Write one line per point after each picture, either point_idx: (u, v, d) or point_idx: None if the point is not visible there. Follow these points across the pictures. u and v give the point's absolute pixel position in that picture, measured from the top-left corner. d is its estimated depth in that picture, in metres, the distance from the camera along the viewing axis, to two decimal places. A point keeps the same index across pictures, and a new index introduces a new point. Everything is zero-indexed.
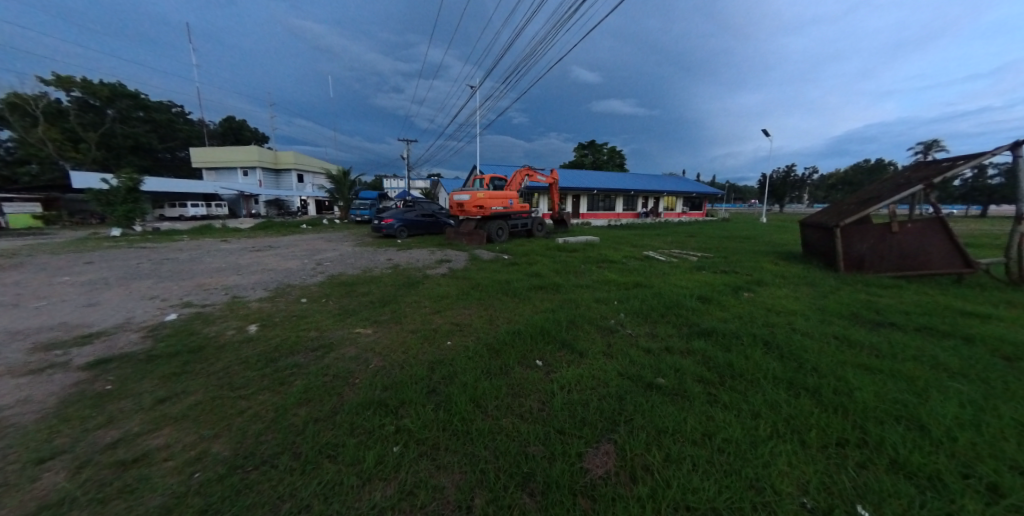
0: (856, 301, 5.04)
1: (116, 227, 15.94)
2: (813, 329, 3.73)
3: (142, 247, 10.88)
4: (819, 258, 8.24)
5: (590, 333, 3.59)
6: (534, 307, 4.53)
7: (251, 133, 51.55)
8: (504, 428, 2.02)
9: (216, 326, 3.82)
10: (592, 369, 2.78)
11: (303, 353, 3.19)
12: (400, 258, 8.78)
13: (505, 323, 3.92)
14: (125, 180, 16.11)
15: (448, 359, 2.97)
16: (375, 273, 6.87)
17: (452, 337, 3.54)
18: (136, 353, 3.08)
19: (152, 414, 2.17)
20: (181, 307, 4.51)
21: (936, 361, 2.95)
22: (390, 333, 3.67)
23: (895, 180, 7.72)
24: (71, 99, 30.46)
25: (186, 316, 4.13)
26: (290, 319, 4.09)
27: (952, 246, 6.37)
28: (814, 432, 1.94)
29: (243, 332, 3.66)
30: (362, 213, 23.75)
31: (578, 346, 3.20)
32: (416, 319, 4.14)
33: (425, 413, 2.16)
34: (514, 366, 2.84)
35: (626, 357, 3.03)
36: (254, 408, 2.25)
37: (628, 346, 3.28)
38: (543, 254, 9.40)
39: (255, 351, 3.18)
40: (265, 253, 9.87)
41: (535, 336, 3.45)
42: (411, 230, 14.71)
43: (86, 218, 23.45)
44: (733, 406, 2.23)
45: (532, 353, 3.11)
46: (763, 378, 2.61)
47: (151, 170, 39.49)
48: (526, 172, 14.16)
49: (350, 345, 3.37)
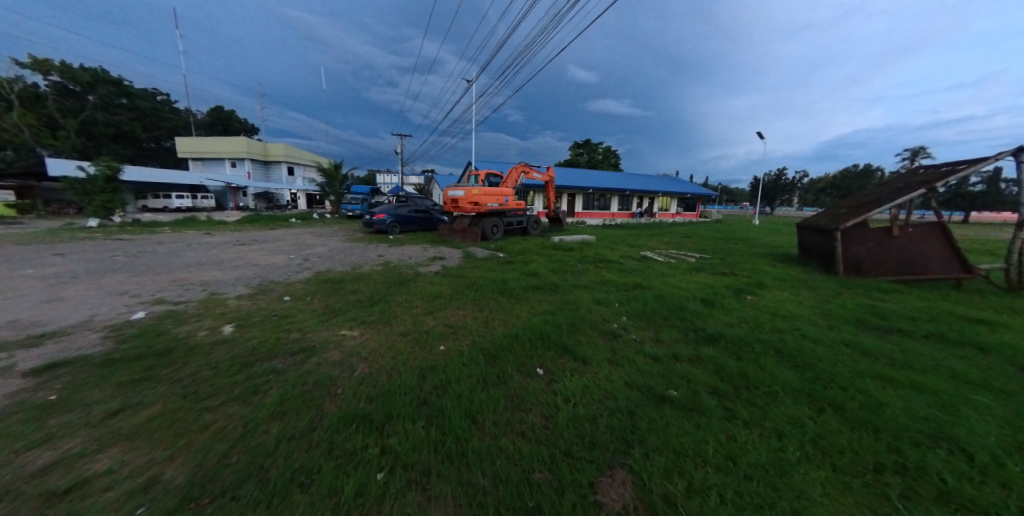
0: (860, 306, 4.94)
1: (93, 217, 15.09)
2: (823, 336, 3.59)
3: (119, 239, 10.45)
4: (815, 260, 8.10)
5: (592, 338, 3.39)
6: (532, 308, 4.33)
7: (241, 126, 50.55)
8: (504, 449, 1.80)
9: (187, 326, 3.50)
10: (597, 378, 2.58)
11: (282, 356, 2.94)
12: (391, 255, 8.44)
13: (501, 325, 3.70)
14: (103, 169, 15.32)
15: (441, 365, 2.74)
16: (366, 270, 6.56)
17: (446, 341, 3.29)
18: (93, 355, 2.78)
19: (100, 430, 1.89)
20: (152, 304, 4.17)
21: (955, 371, 2.83)
22: (378, 335, 3.43)
23: (895, 184, 7.69)
24: (49, 84, 29.47)
25: (156, 314, 3.80)
26: (269, 318, 3.80)
27: (950, 251, 6.36)
28: (845, 456, 1.78)
29: (217, 333, 3.36)
30: (354, 208, 23.27)
31: (580, 352, 2.98)
32: (406, 319, 3.89)
33: (417, 430, 1.92)
34: (513, 374, 2.63)
35: (632, 365, 2.83)
36: (220, 423, 2.00)
37: (634, 352, 3.08)
38: (539, 253, 9.19)
39: (229, 354, 2.92)
40: (249, 247, 9.46)
41: (534, 340, 3.24)
42: (404, 226, 14.37)
43: (63, 208, 22.65)
44: (753, 422, 2.08)
45: (531, 359, 2.89)
46: (778, 388, 2.46)
47: (134, 160, 38.27)
48: (521, 168, 13.95)
49: (333, 348, 3.12)
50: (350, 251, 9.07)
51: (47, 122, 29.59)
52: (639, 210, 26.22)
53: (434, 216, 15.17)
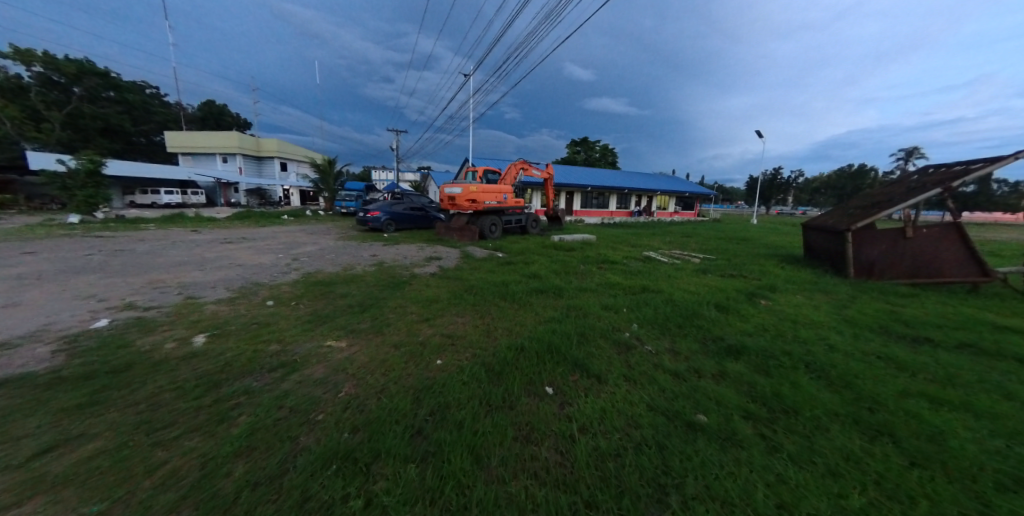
0: (880, 312, 4.69)
1: (75, 213, 14.57)
2: (852, 348, 3.32)
3: (100, 236, 9.99)
4: (824, 262, 7.91)
5: (604, 350, 3.08)
6: (537, 314, 4.03)
7: (234, 120, 49.63)
8: (514, 498, 1.50)
9: (154, 336, 3.14)
10: (614, 400, 2.28)
11: (258, 374, 2.60)
12: (385, 254, 8.09)
13: (504, 335, 3.38)
14: (85, 162, 14.76)
15: (439, 385, 2.43)
16: (358, 271, 6.22)
17: (444, 354, 2.97)
18: (38, 373, 2.43)
19: (23, 475, 1.56)
20: (119, 310, 3.80)
21: (1005, 389, 2.57)
22: (368, 348, 3.09)
23: (907, 184, 7.46)
24: (33, 75, 28.60)
25: (122, 322, 3.44)
26: (248, 327, 3.45)
27: (967, 253, 6.13)
28: (920, 503, 1.50)
29: (186, 345, 3.00)
30: (348, 205, 22.81)
31: (594, 368, 2.68)
32: (400, 328, 3.56)
33: (409, 474, 1.61)
34: (520, 395, 2.32)
35: (652, 382, 2.54)
36: (173, 463, 1.68)
37: (652, 367, 2.78)
38: (540, 253, 8.88)
39: (197, 371, 2.58)
40: (236, 245, 9.05)
41: (541, 354, 2.93)
42: (400, 224, 13.99)
43: (47, 204, 21.93)
44: (802, 456, 1.79)
45: (539, 376, 2.59)
46: (820, 412, 2.17)
47: (122, 154, 37.34)
48: (520, 166, 13.69)
49: (317, 363, 2.79)
50: (343, 250, 8.68)
51: (31, 115, 28.74)
52: (638, 210, 25.98)
53: (431, 214, 14.79)
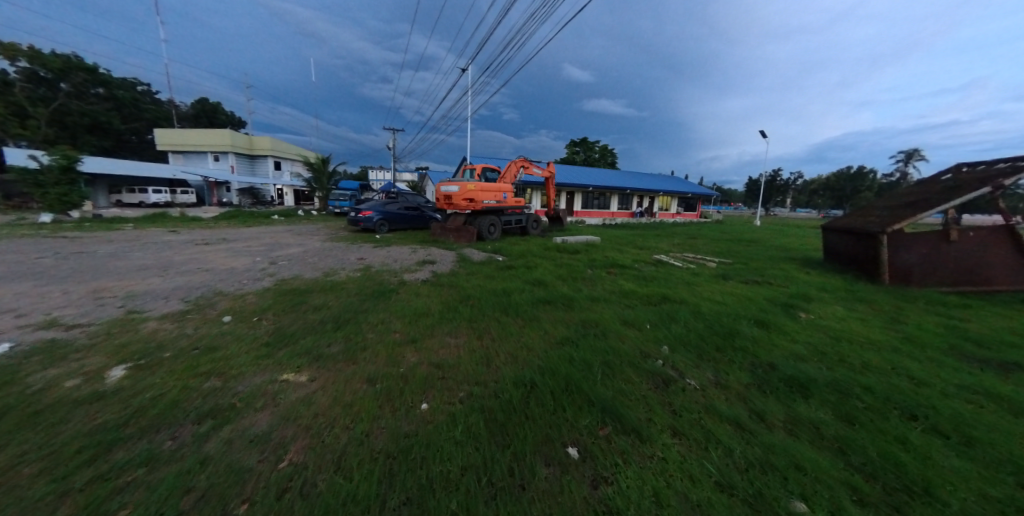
0: (939, 327, 4.07)
1: (49, 212, 13.74)
2: (938, 379, 2.69)
3: (67, 236, 9.23)
4: (848, 266, 7.32)
5: (636, 387, 2.42)
6: (546, 333, 3.36)
7: (228, 118, 48.81)
8: None
9: (59, 368, 2.44)
10: (667, 475, 1.61)
11: (177, 427, 1.91)
12: (374, 258, 7.39)
13: (508, 364, 2.71)
14: (60, 158, 13.95)
15: (420, 448, 1.75)
16: (341, 277, 5.53)
17: (430, 393, 2.29)
18: None
19: None
20: (33, 329, 3.09)
21: None
22: (334, 383, 2.40)
23: (943, 182, 6.89)
24: (18, 70, 27.76)
25: (28, 346, 2.74)
26: (188, 353, 2.76)
27: (1015, 260, 5.65)
28: None
29: (95, 382, 2.30)
30: (342, 205, 22.08)
31: (630, 418, 2.02)
32: (379, 353, 2.88)
33: None
34: (535, 467, 1.64)
35: (711, 440, 1.88)
36: None
37: (705, 415, 2.12)
38: (542, 255, 8.23)
39: (90, 424, 1.88)
40: (211, 247, 8.29)
41: (557, 394, 2.26)
42: (393, 224, 13.27)
43: (28, 203, 21.11)
44: None
45: (558, 430, 1.92)
46: (965, 495, 1.52)
47: (111, 152, 36.38)
48: (520, 163, 13.09)
49: (263, 409, 2.10)
50: (328, 252, 7.98)
51: None
52: (639, 210, 25.40)
53: (426, 214, 14.09)
